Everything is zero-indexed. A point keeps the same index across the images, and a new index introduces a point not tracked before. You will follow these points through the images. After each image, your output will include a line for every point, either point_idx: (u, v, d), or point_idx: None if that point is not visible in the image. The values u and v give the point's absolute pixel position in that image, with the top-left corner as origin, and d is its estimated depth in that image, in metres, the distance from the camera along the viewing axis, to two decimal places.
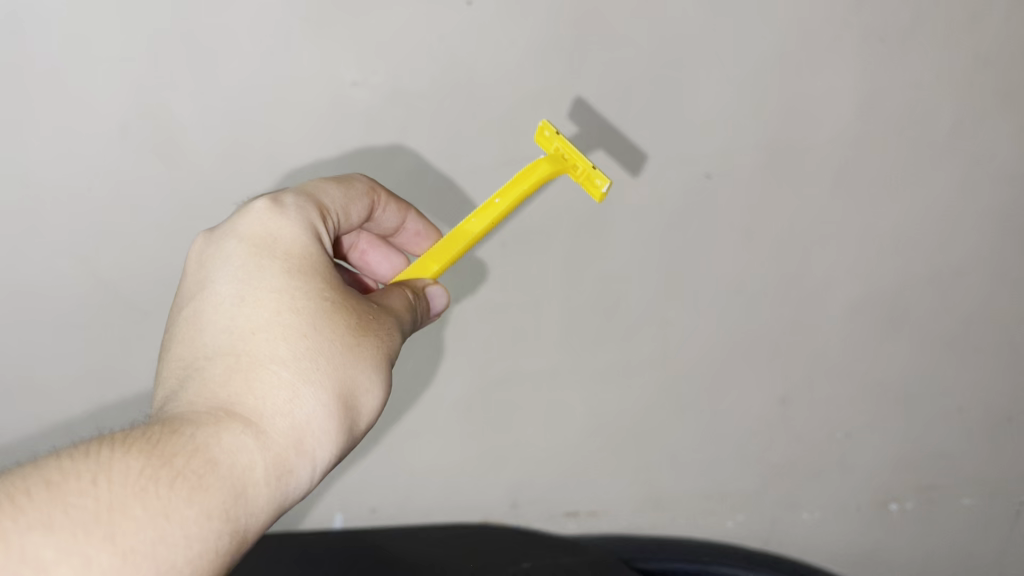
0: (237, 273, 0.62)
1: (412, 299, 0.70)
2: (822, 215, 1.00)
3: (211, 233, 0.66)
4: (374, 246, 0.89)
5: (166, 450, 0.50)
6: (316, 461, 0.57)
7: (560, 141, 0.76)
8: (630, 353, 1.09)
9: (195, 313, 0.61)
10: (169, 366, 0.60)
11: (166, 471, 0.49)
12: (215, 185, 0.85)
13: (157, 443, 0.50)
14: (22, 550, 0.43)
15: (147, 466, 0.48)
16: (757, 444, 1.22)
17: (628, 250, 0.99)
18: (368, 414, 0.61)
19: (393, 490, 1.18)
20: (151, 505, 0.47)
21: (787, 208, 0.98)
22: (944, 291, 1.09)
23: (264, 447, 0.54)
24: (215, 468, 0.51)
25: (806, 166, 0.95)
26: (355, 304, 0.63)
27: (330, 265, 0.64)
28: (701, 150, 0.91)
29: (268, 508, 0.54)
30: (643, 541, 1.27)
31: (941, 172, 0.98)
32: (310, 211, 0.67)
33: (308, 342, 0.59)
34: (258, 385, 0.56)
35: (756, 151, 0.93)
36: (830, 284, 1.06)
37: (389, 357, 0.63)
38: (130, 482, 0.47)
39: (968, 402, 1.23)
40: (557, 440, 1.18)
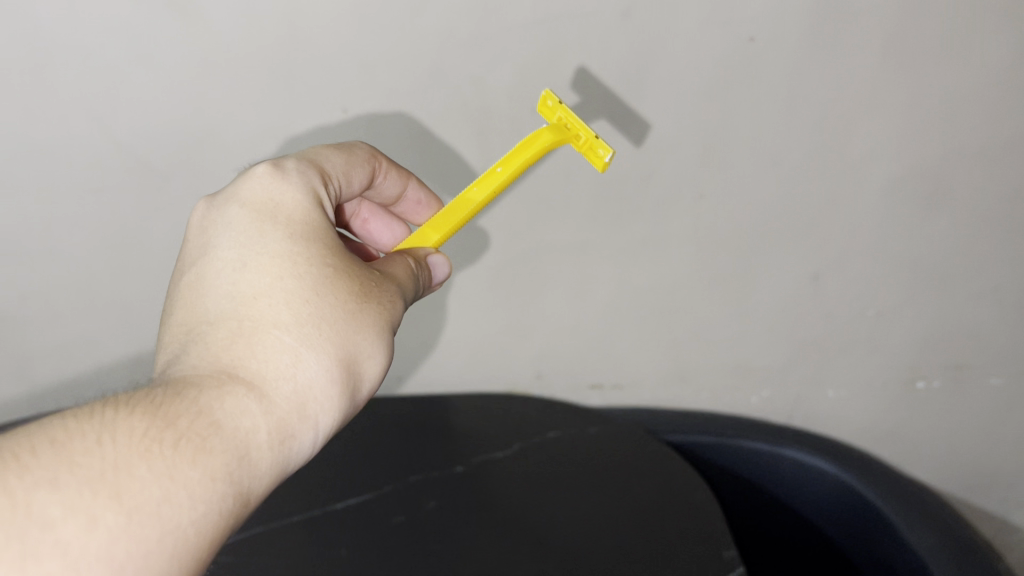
0: (239, 239, 0.65)
1: (413, 268, 0.73)
2: (867, 84, 0.93)
3: (213, 200, 0.69)
4: (377, 214, 0.94)
5: (169, 412, 0.52)
6: (319, 426, 0.59)
7: (563, 111, 0.79)
8: (660, 224, 1.08)
9: (198, 279, 0.64)
10: (172, 331, 0.62)
11: (169, 434, 0.50)
12: (229, 40, 0.83)
13: (161, 405, 0.52)
14: (28, 507, 0.44)
15: (151, 427, 0.50)
16: (786, 319, 1.23)
17: (661, 121, 0.95)
18: (369, 379, 0.64)
19: (421, 345, 1.23)
20: (157, 466, 0.48)
21: (831, 76, 0.92)
22: (993, 167, 1.02)
23: (267, 411, 0.56)
24: (219, 429, 0.53)
25: (855, 31, 0.88)
26: (355, 271, 0.65)
27: (330, 231, 0.68)
28: (744, 12, 0.85)
29: (272, 472, 0.56)
30: (668, 415, 1.36)
31: (1004, 36, 0.89)
32: (311, 177, 0.70)
33: (310, 308, 0.61)
34: (261, 348, 0.59)
35: (803, 14, 0.86)
36: (871, 158, 1.01)
37: (390, 324, 0.65)
38: (134, 442, 0.49)
39: (1010, 284, 1.17)
40: (585, 305, 1.19)
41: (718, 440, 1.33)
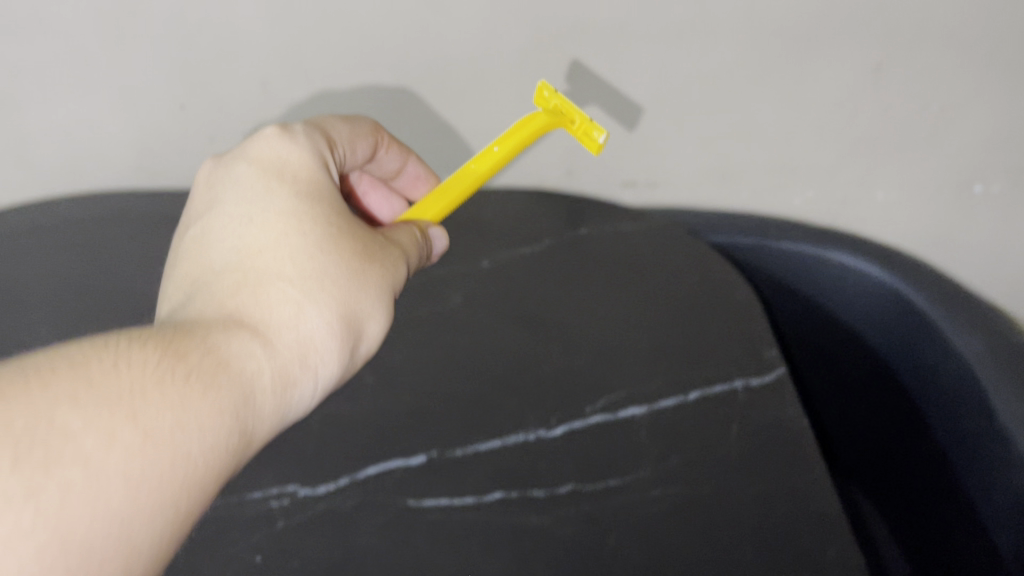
0: (246, 194, 0.56)
1: (420, 238, 0.64)
2: (923, 209, 0.98)
3: (219, 159, 0.60)
4: (376, 186, 0.80)
5: (181, 347, 0.44)
6: (318, 379, 0.52)
7: (559, 99, 0.67)
8: None
9: (204, 231, 0.55)
10: (175, 281, 0.54)
11: (181, 365, 0.43)
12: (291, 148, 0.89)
13: (171, 339, 0.44)
14: (47, 414, 0.37)
15: (164, 360, 0.43)
16: None
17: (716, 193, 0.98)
18: (368, 344, 0.56)
19: None
20: (169, 394, 0.41)
21: (884, 197, 0.97)
22: None
23: (270, 356, 0.48)
24: (227, 369, 0.45)
25: (903, 162, 0.93)
26: (362, 232, 0.58)
27: (339, 196, 0.59)
28: (791, 137, 0.91)
29: (271, 421, 0.48)
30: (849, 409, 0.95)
31: None
32: (321, 143, 0.62)
33: (317, 262, 0.53)
34: (266, 297, 0.50)
35: (852, 140, 0.91)
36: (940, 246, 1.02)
37: (395, 291, 0.58)
38: (149, 370, 0.41)
39: None
40: None
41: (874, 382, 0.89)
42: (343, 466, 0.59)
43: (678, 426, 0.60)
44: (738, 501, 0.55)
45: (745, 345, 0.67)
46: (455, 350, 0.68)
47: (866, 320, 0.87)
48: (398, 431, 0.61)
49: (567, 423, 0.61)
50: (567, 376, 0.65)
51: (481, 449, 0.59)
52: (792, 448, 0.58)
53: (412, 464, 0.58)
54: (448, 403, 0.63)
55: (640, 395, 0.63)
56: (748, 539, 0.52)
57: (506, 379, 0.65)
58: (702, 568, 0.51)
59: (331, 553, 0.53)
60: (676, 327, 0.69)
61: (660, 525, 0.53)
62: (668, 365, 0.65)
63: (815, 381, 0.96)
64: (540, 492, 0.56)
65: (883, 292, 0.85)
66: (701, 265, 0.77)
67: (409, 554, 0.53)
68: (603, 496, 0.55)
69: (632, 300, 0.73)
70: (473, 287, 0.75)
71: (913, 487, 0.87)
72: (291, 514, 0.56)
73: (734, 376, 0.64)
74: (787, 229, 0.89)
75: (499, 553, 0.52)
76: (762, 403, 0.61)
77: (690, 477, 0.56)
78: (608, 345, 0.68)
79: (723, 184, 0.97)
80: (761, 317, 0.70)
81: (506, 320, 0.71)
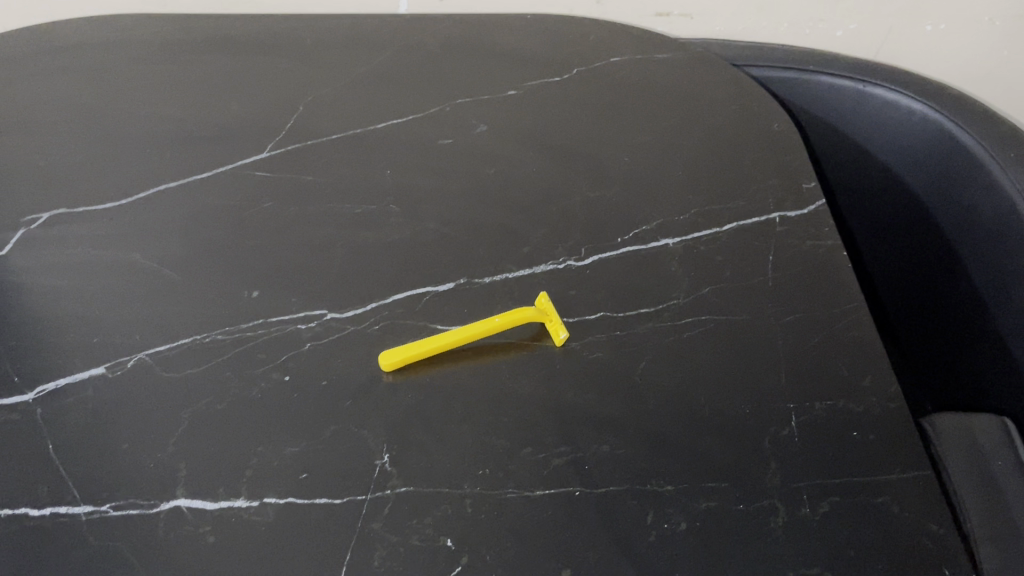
0: (131, 298, 0.56)
1: None
2: (973, 39, 0.93)
3: (146, 210, 0.63)
4: None
5: (53, 448, 0.48)
6: (181, 345, 0.53)
7: None
8: None
9: (100, 294, 0.57)
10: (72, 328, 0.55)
11: (65, 469, 0.47)
12: None
13: (44, 447, 0.48)
14: None
15: (45, 463, 0.47)
16: None
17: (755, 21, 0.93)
18: (285, 319, 0.55)
19: None
20: (29, 489, 0.46)
21: (934, 23, 0.92)
22: None
23: (131, 454, 0.48)
24: (111, 461, 0.47)
25: None
26: (252, 348, 0.53)
27: (221, 309, 0.56)
28: None
29: (141, 385, 0.51)
30: (892, 265, 0.88)
31: None
32: (210, 232, 0.61)
33: (177, 397, 0.51)
34: (119, 423, 0.49)
35: None
36: (986, 79, 0.98)
37: (294, 340, 0.54)
38: (25, 484, 0.46)
39: None
40: None
41: (915, 230, 0.83)
42: (371, 292, 0.57)
43: (711, 256, 0.59)
44: (770, 329, 0.54)
45: (782, 177, 0.65)
46: (481, 177, 0.66)
47: (912, 165, 0.81)
48: (427, 258, 0.59)
49: (600, 254, 0.59)
50: (600, 207, 0.63)
51: (510, 278, 0.58)
52: (827, 279, 0.57)
53: (441, 290, 0.57)
54: (477, 231, 0.61)
55: (673, 226, 0.61)
56: (781, 365, 0.52)
57: (536, 209, 0.63)
58: (735, 391, 0.51)
59: (361, 372, 0.52)
60: (711, 159, 0.67)
61: (693, 350, 0.53)
62: (701, 197, 0.64)
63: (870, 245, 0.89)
64: (570, 318, 0.55)
65: (927, 129, 0.78)
66: (740, 96, 0.74)
67: (439, 375, 0.52)
68: (636, 321, 0.55)
69: (666, 131, 0.70)
70: (500, 113, 0.72)
71: (964, 335, 0.79)
72: (317, 335, 0.54)
73: (770, 209, 0.62)
74: (830, 64, 0.83)
75: (533, 375, 0.52)
76: (794, 234, 0.60)
77: (724, 305, 0.56)
78: (641, 176, 0.66)
79: (763, 10, 0.92)
80: (799, 149, 0.68)
81: (536, 149, 0.68)
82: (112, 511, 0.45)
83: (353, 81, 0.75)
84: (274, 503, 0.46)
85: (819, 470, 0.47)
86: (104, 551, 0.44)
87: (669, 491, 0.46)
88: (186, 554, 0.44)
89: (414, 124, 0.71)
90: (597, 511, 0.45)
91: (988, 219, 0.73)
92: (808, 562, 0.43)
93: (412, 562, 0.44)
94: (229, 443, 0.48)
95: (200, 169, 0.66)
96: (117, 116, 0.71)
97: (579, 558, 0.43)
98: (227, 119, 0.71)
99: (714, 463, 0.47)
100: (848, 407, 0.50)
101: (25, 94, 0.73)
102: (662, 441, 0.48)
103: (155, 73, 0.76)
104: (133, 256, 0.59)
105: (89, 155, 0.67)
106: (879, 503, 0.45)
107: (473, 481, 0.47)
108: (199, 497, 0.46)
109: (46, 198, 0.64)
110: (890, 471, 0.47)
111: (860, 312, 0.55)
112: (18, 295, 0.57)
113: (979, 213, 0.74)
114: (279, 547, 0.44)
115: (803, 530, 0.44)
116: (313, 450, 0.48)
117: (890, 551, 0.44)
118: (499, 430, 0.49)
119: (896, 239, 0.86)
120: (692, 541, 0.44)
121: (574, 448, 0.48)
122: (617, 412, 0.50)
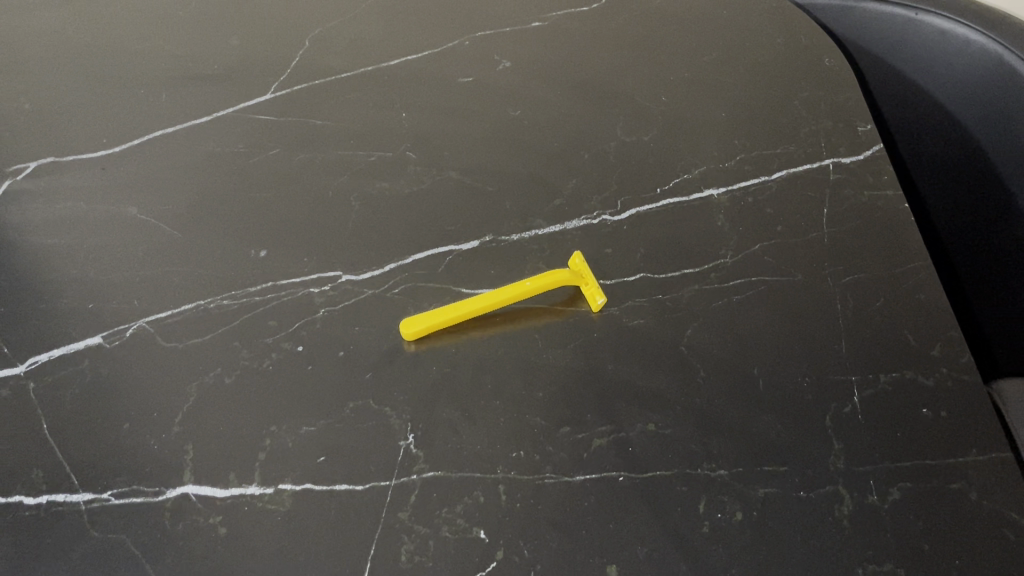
0: (129, 257, 0.52)
1: None
2: None
3: (141, 157, 0.58)
4: None
5: (49, 427, 0.44)
6: (185, 311, 0.49)
7: None
8: None
9: (94, 251, 0.52)
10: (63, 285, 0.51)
11: (61, 452, 0.43)
12: None
13: (38, 427, 0.44)
14: None
15: (39, 444, 0.43)
16: None
17: None
18: (297, 280, 0.51)
19: None
20: (22, 474, 0.42)
21: None
22: None
23: (135, 434, 0.44)
24: (112, 442, 0.43)
25: None
26: (261, 313, 0.49)
27: (227, 269, 0.51)
28: None
29: (143, 356, 0.47)
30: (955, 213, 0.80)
31: None
32: (213, 184, 0.56)
33: (181, 368, 0.46)
34: (120, 399, 0.45)
35: None
36: None
37: (307, 304, 0.49)
38: (20, 469, 0.43)
39: None
40: None
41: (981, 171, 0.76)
42: (390, 250, 0.52)
43: (759, 208, 0.54)
44: (828, 291, 0.49)
45: (835, 118, 0.60)
46: (506, 120, 0.60)
47: (971, 102, 0.75)
48: (449, 212, 0.55)
49: (638, 207, 0.54)
50: (637, 153, 0.58)
51: (540, 234, 0.53)
52: (889, 234, 0.52)
53: (466, 249, 0.53)
54: (503, 181, 0.56)
55: (717, 174, 0.56)
56: (840, 332, 0.47)
57: (566, 156, 0.58)
58: (791, 362, 0.46)
59: (381, 342, 0.48)
60: (756, 99, 0.62)
61: (744, 315, 0.48)
62: (747, 142, 0.58)
63: (931, 191, 0.81)
64: (607, 280, 0.50)
65: (988, 64, 0.71)
66: (786, 27, 0.68)
67: (466, 345, 0.48)
68: (680, 283, 0.50)
69: (706, 67, 0.64)
70: (524, 48, 0.66)
71: None
72: (333, 301, 0.49)
73: (824, 154, 0.57)
74: None
75: (568, 344, 0.47)
76: (850, 183, 0.55)
77: (776, 265, 0.51)
78: (681, 118, 0.60)
79: None
80: (852, 87, 0.62)
81: (564, 88, 0.63)
82: (114, 499, 0.41)
83: (364, 12, 0.69)
84: (290, 490, 0.42)
85: (888, 453, 0.43)
86: (107, 544, 0.40)
87: (723, 476, 0.42)
88: (196, 548, 0.40)
89: (432, 60, 0.65)
90: (644, 498, 0.41)
91: None
92: (881, 557, 0.39)
93: (443, 557, 0.40)
94: (238, 421, 0.44)
95: (200, 112, 0.61)
96: (109, 54, 0.65)
97: (627, 553, 0.39)
98: (228, 57, 0.65)
99: (772, 444, 0.43)
100: (917, 380, 0.45)
101: (9, 29, 0.67)
102: (713, 419, 0.44)
103: (148, 5, 0.70)
104: (129, 210, 0.55)
105: (78, 98, 0.62)
106: (956, 489, 0.41)
107: (507, 464, 0.42)
108: (208, 484, 0.42)
109: (34, 145, 0.58)
110: (966, 453, 0.43)
111: (926, 272, 0.50)
112: (6, 255, 0.52)
113: None
114: (298, 540, 0.40)
115: (872, 521, 0.40)
116: (331, 430, 0.44)
117: (969, 543, 0.40)
118: (534, 407, 0.45)
119: (959, 182, 0.79)
120: (750, 535, 0.40)
121: (617, 426, 0.44)
122: (662, 385, 0.45)
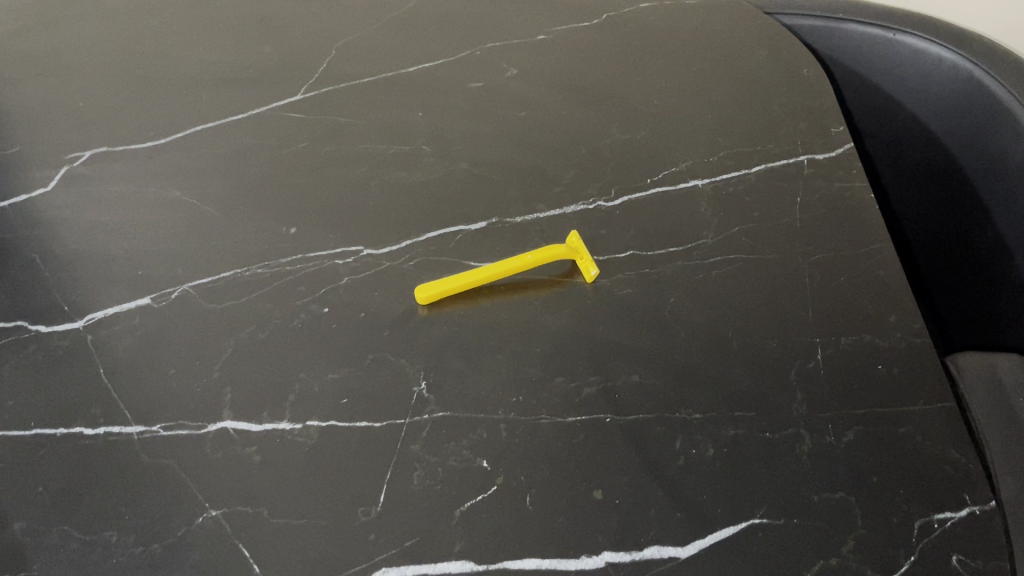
0: (174, 231, 0.58)
1: None
2: None
3: (184, 147, 0.64)
4: None
5: (105, 371, 0.50)
6: (224, 276, 0.55)
7: None
8: None
9: (142, 225, 0.59)
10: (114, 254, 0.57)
11: (116, 391, 0.49)
12: None
13: (96, 370, 0.50)
14: None
15: (97, 385, 0.49)
16: None
17: None
18: (324, 253, 0.57)
19: None
20: (83, 409, 0.48)
21: None
22: None
23: (180, 377, 0.50)
24: (161, 383, 0.49)
25: None
26: (292, 279, 0.55)
27: (262, 242, 0.57)
28: None
29: (188, 313, 0.53)
30: (922, 221, 0.87)
31: None
32: (247, 171, 0.63)
33: (222, 323, 0.52)
34: (167, 348, 0.51)
35: None
36: None
37: (332, 272, 0.55)
38: (80, 404, 0.49)
39: None
40: None
41: (946, 182, 0.82)
42: (406, 229, 0.58)
43: (739, 197, 0.60)
44: (798, 268, 0.55)
45: (812, 120, 0.66)
46: (512, 119, 0.67)
47: (943, 116, 0.81)
48: (459, 198, 0.61)
49: (629, 195, 0.60)
50: (630, 149, 0.64)
51: (542, 217, 0.59)
52: (855, 219, 0.58)
53: (474, 229, 0.59)
54: (509, 172, 0.62)
55: (702, 168, 0.62)
56: (807, 302, 0.53)
57: (566, 151, 0.64)
58: (762, 326, 0.52)
59: (397, 305, 0.53)
60: (740, 104, 0.68)
61: (722, 287, 0.54)
62: (730, 140, 0.64)
63: (906, 199, 0.88)
64: (600, 256, 0.56)
65: (959, 78, 0.77)
66: (769, 42, 0.74)
67: (472, 309, 0.53)
68: (666, 259, 0.56)
69: (695, 77, 0.70)
70: (531, 58, 0.72)
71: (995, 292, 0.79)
72: (355, 270, 0.55)
73: (799, 151, 0.63)
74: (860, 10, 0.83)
75: (564, 310, 0.53)
76: (822, 176, 0.61)
77: (752, 245, 0.57)
78: (672, 119, 0.66)
79: None
80: (828, 94, 0.68)
81: (567, 93, 0.69)
82: (162, 431, 0.47)
83: (384, 26, 0.76)
84: (317, 425, 0.47)
85: (845, 402, 0.48)
86: (156, 467, 0.46)
87: (697, 419, 0.47)
88: (233, 470, 0.46)
89: (446, 67, 0.72)
90: (626, 437, 0.47)
91: (1013, 164, 0.73)
92: (834, 486, 0.45)
93: (449, 482, 0.45)
94: (271, 368, 0.50)
95: (235, 111, 0.67)
96: (151, 60, 0.72)
97: (611, 480, 0.45)
98: (260, 63, 0.72)
99: (742, 394, 0.49)
100: (875, 343, 0.51)
101: (62, 39, 0.74)
102: (690, 372, 0.50)
103: (187, 19, 0.77)
104: (173, 193, 0.61)
105: (126, 98, 0.69)
106: (903, 433, 0.47)
107: (508, 407, 0.48)
108: (244, 419, 0.48)
109: (87, 137, 0.65)
110: (914, 403, 0.48)
111: (887, 252, 0.56)
112: (64, 231, 0.58)
113: (1005, 160, 0.74)
114: (322, 466, 0.46)
115: (828, 457, 0.46)
116: (353, 377, 0.50)
117: (912, 477, 0.45)
118: (532, 361, 0.50)
119: (926, 192, 0.85)
120: (719, 467, 0.45)
121: (606, 378, 0.49)
122: (647, 344, 0.51)
